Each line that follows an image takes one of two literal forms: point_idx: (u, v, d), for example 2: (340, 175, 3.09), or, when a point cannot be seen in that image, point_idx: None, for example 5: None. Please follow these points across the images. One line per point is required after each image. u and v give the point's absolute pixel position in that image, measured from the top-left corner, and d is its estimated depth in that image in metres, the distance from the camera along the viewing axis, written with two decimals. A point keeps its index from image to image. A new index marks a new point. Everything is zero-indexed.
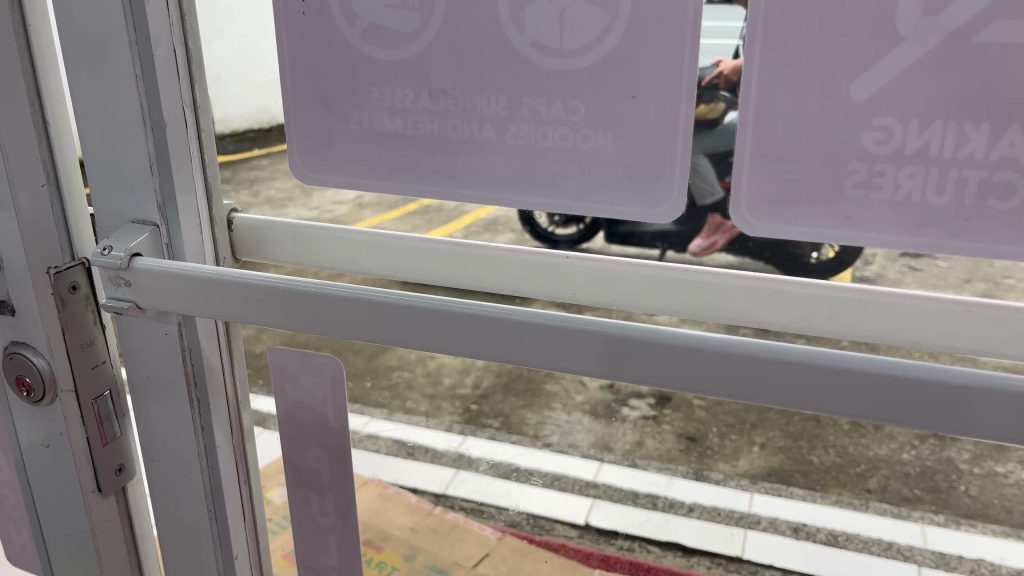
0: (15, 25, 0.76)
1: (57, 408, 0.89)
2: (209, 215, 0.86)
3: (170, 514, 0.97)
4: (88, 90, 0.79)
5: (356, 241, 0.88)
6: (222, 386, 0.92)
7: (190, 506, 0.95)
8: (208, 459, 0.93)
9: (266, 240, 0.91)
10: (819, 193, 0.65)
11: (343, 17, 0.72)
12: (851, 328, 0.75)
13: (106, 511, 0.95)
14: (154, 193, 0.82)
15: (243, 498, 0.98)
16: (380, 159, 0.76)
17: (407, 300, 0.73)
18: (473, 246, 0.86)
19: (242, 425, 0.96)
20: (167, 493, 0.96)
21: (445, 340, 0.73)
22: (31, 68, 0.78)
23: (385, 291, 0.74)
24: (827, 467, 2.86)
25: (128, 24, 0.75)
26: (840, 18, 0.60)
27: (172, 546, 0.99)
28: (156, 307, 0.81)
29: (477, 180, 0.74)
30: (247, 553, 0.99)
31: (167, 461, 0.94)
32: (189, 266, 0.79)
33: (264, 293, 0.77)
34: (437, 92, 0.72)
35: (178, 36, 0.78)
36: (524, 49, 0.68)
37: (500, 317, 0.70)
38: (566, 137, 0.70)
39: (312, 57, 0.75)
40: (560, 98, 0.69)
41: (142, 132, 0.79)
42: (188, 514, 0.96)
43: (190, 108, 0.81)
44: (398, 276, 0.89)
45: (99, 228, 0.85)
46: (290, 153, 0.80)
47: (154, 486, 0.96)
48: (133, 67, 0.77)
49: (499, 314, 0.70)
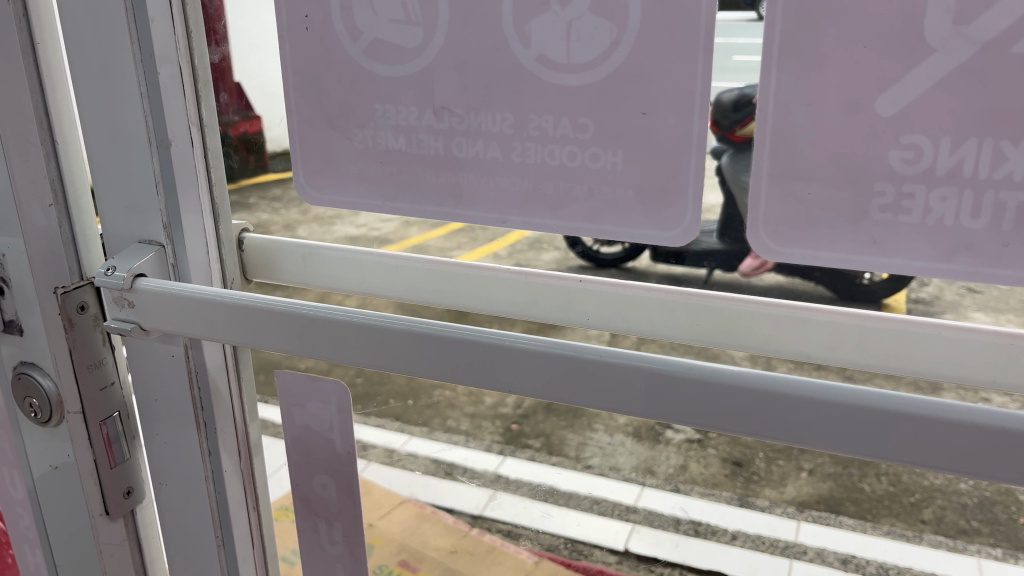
0: (23, 44, 0.76)
1: (63, 429, 0.88)
2: (216, 234, 0.85)
3: (178, 538, 0.95)
4: (95, 109, 0.79)
5: (365, 262, 0.86)
6: (229, 409, 0.90)
7: (197, 530, 0.93)
8: (215, 483, 0.91)
9: (275, 262, 0.88)
10: (843, 217, 0.61)
11: (346, 33, 0.70)
12: (882, 361, 0.70)
13: (114, 534, 0.93)
14: (160, 213, 0.81)
15: (252, 523, 0.95)
16: (385, 179, 0.74)
17: (410, 326, 0.70)
18: (483, 269, 0.82)
19: (251, 448, 0.94)
20: (176, 517, 0.94)
21: (448, 367, 0.70)
22: (39, 88, 0.78)
23: (387, 315, 0.72)
24: (879, 495, 2.75)
25: (134, 43, 0.75)
26: (863, 27, 0.55)
27: (182, 571, 0.97)
28: (158, 328, 0.80)
29: (483, 200, 0.71)
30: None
31: (175, 484, 0.92)
32: (192, 288, 0.78)
33: (264, 316, 0.75)
34: (441, 109, 0.69)
35: (184, 54, 0.77)
36: (530, 64, 0.65)
37: (503, 345, 0.68)
38: (574, 156, 0.67)
39: (315, 74, 0.73)
40: (568, 115, 0.66)
41: (148, 151, 0.78)
42: (196, 539, 0.94)
43: (196, 127, 0.80)
44: (407, 298, 0.86)
45: (108, 248, 0.85)
46: (295, 173, 0.78)
47: (163, 510, 0.95)
48: (138, 85, 0.76)
49: (503, 341, 0.68)
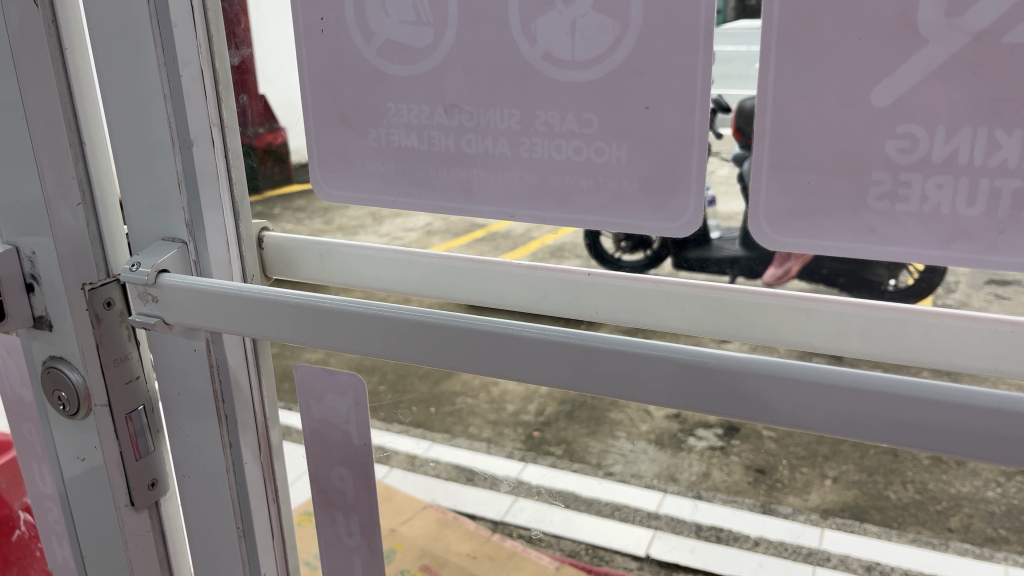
0: (53, 50, 0.80)
1: (90, 422, 0.91)
2: (236, 232, 0.88)
3: (200, 531, 0.98)
4: (120, 111, 0.82)
5: (380, 258, 0.88)
6: (249, 403, 0.93)
7: (219, 523, 0.96)
8: (236, 475, 0.93)
9: (294, 259, 0.91)
10: (842, 206, 0.62)
11: (359, 34, 0.73)
12: (884, 349, 0.71)
13: (139, 525, 0.96)
14: (182, 211, 0.84)
15: (272, 516, 0.98)
16: (397, 175, 0.76)
17: (422, 316, 0.73)
18: (494, 264, 0.84)
19: (271, 442, 0.96)
20: (198, 510, 0.97)
21: (460, 357, 0.72)
22: (68, 92, 0.82)
23: (401, 306, 0.74)
24: (905, 503, 2.73)
25: (157, 47, 0.78)
26: (858, 20, 0.57)
27: (204, 562, 0.99)
28: (182, 322, 0.83)
29: (493, 195, 0.73)
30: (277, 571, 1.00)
31: (198, 477, 0.95)
32: (213, 282, 0.80)
33: (283, 309, 0.78)
34: (451, 107, 0.72)
35: (205, 58, 0.80)
36: (536, 61, 0.67)
37: (513, 334, 0.70)
38: (580, 151, 0.69)
39: (330, 74, 0.75)
40: (573, 111, 0.68)
41: (171, 151, 0.81)
42: (218, 532, 0.96)
43: (217, 127, 0.83)
44: (421, 294, 0.88)
45: (133, 246, 0.88)
46: (312, 172, 0.80)
47: (185, 502, 0.97)
48: (161, 88, 0.79)
49: (513, 330, 0.70)
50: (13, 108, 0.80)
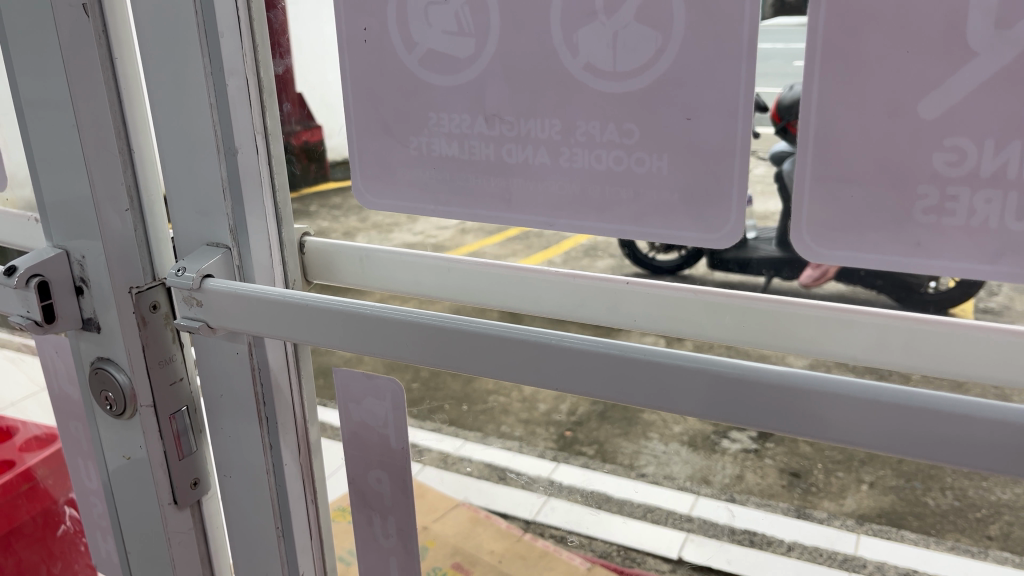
0: (103, 58, 0.82)
1: (136, 421, 0.93)
2: (279, 237, 0.89)
3: (240, 529, 1.00)
4: (168, 119, 0.84)
5: (418, 264, 0.89)
6: (290, 405, 0.94)
7: (258, 522, 0.97)
8: (276, 476, 0.95)
9: (336, 264, 0.92)
10: (886, 219, 0.61)
11: (402, 44, 0.73)
12: (927, 363, 0.70)
13: (182, 523, 0.98)
14: (226, 216, 0.85)
15: (311, 516, 0.99)
16: (438, 183, 0.77)
17: (461, 324, 0.73)
18: (532, 271, 0.85)
19: (310, 444, 0.98)
20: (238, 508, 0.99)
21: (499, 364, 0.73)
22: (118, 100, 0.84)
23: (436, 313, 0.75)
24: (943, 510, 2.69)
25: (205, 56, 0.79)
26: (904, 31, 0.56)
27: (244, 560, 1.01)
28: (225, 326, 0.84)
29: (533, 204, 0.73)
30: (314, 571, 1.01)
31: (238, 477, 0.97)
32: (255, 288, 0.82)
33: (323, 315, 0.79)
34: (492, 117, 0.72)
35: (251, 67, 0.81)
36: (578, 72, 0.67)
37: (551, 343, 0.70)
38: (620, 161, 0.69)
39: (373, 83, 0.76)
40: (614, 121, 0.68)
41: (216, 159, 0.83)
42: (257, 531, 0.98)
43: (261, 134, 0.84)
44: (458, 300, 0.89)
45: (179, 249, 0.89)
46: (354, 179, 0.82)
47: (226, 501, 0.99)
48: (208, 97, 0.80)
49: (550, 339, 0.70)
50: (64, 116, 0.83)
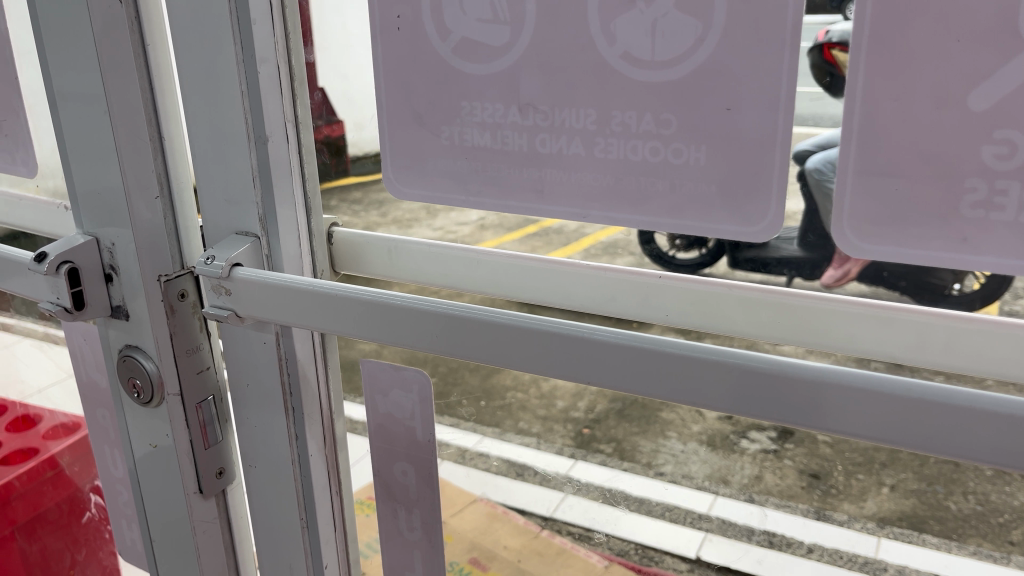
0: (134, 45, 0.82)
1: (163, 410, 0.93)
2: (308, 227, 0.89)
3: (264, 520, 1.00)
4: (198, 106, 0.83)
5: (447, 256, 0.88)
6: (316, 397, 0.93)
7: (282, 513, 0.97)
8: (301, 467, 0.95)
9: (365, 255, 0.91)
10: (932, 214, 0.60)
11: (436, 32, 0.73)
12: (968, 362, 0.69)
13: (206, 512, 0.98)
14: (256, 205, 0.85)
15: (335, 508, 0.99)
16: (469, 174, 0.76)
17: (490, 316, 0.73)
18: (562, 264, 0.84)
19: (335, 436, 0.97)
20: (262, 499, 0.98)
21: (528, 357, 0.72)
22: (149, 87, 0.84)
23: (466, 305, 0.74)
24: (965, 515, 2.65)
25: (237, 44, 0.79)
26: (955, 20, 0.55)
27: (267, 551, 1.01)
28: (253, 315, 0.84)
29: (565, 195, 0.72)
30: (337, 563, 1.01)
31: (263, 467, 0.96)
32: (284, 277, 0.82)
33: (351, 305, 0.78)
34: (526, 107, 0.71)
35: (282, 55, 0.81)
36: (614, 61, 0.66)
37: (581, 336, 0.69)
38: (656, 151, 0.67)
39: (405, 72, 0.75)
40: (650, 111, 0.66)
41: (246, 147, 0.82)
42: (281, 522, 0.98)
43: (291, 123, 0.84)
44: (486, 293, 0.88)
45: (208, 237, 0.89)
46: (383, 169, 0.81)
47: (250, 491, 0.99)
48: (239, 84, 0.80)
49: (580, 332, 0.69)
50: (95, 103, 0.83)
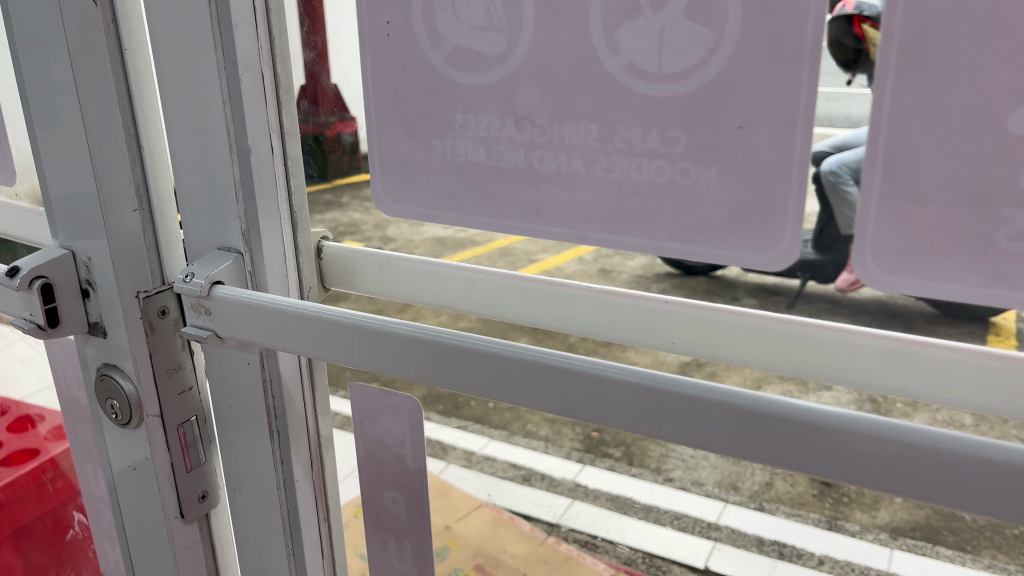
0: (111, 49, 0.77)
1: (142, 432, 0.88)
2: (294, 241, 0.84)
3: (250, 546, 0.95)
4: (180, 114, 0.79)
5: (441, 273, 0.83)
6: (302, 421, 0.89)
7: (269, 540, 0.93)
8: (287, 492, 0.90)
9: (358, 270, 0.86)
10: (962, 246, 0.54)
11: (427, 39, 0.68)
12: (1000, 404, 0.63)
13: (189, 536, 0.94)
14: (239, 219, 0.80)
15: (323, 534, 0.94)
16: (462, 191, 0.71)
17: (474, 345, 0.67)
18: (561, 286, 0.79)
19: (323, 458, 0.93)
20: (247, 523, 0.94)
21: (518, 391, 0.66)
22: (127, 93, 0.79)
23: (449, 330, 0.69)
24: (981, 526, 2.58)
25: (218, 50, 0.74)
26: (991, 30, 0.49)
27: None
28: (235, 336, 0.79)
29: (564, 215, 0.67)
30: None
31: (247, 491, 0.92)
32: (265, 296, 0.77)
33: (337, 330, 0.73)
34: (523, 121, 0.66)
35: (266, 62, 0.76)
36: (618, 73, 0.61)
37: (576, 369, 0.63)
38: (663, 171, 0.62)
39: (396, 82, 0.71)
40: (657, 128, 0.61)
41: (229, 158, 0.78)
42: (268, 548, 0.93)
43: (277, 133, 0.79)
44: (482, 315, 0.83)
45: (191, 252, 0.85)
46: (373, 183, 0.76)
47: (234, 515, 0.95)
48: (222, 91, 0.75)
49: (575, 366, 0.63)
50: (69, 110, 0.78)
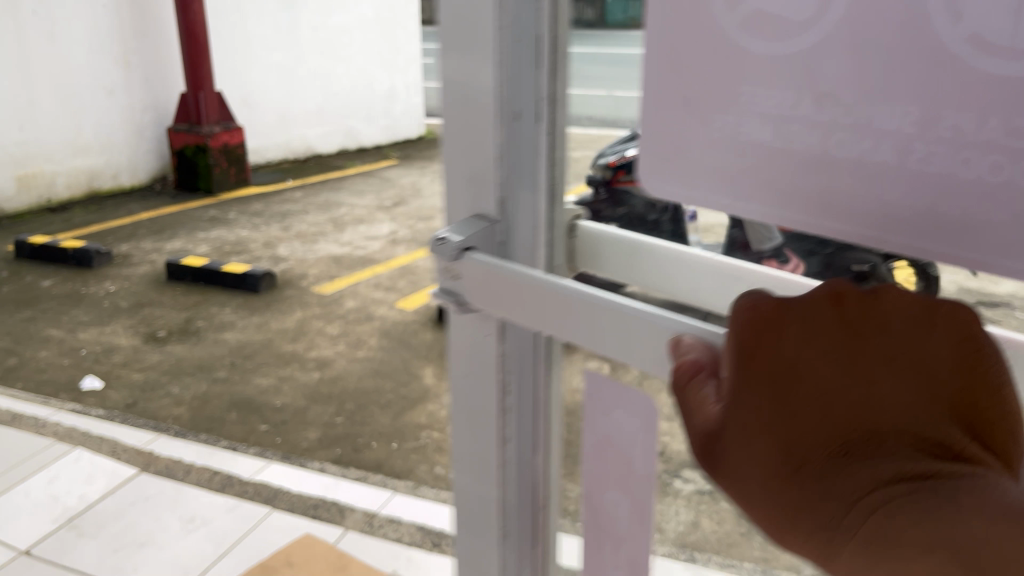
0: (491, 43, 1.51)
1: (451, 329, 1.76)
2: (544, 222, 1.68)
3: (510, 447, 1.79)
4: (507, 84, 1.55)
5: (675, 262, 1.63)
6: (523, 355, 1.73)
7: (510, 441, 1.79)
8: (512, 397, 1.75)
9: (613, 251, 1.75)
10: None
11: (752, 28, 1.07)
12: None
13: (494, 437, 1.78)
14: (497, 185, 1.62)
15: (534, 424, 1.80)
16: (805, 168, 1.07)
17: (591, 297, 1.29)
18: (723, 267, 1.55)
19: (550, 380, 1.80)
20: (516, 425, 1.78)
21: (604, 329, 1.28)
22: (493, 89, 1.56)
23: (684, 341, 1.11)
24: None
25: (522, 80, 1.56)
26: None
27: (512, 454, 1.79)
28: (474, 286, 1.55)
29: (889, 198, 1.00)
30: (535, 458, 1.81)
31: (508, 400, 1.75)
32: (513, 267, 1.45)
33: (548, 285, 1.36)
34: (824, 97, 1.02)
35: (539, 65, 1.55)
36: (959, 44, 0.90)
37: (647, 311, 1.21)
38: (996, 168, 0.91)
39: (735, 65, 1.10)
40: (988, 119, 0.90)
41: (498, 133, 1.59)
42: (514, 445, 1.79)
43: (542, 102, 1.58)
44: (684, 278, 1.63)
45: (465, 220, 1.64)
46: (654, 168, 1.26)
47: (507, 419, 1.77)
48: (525, 87, 1.56)
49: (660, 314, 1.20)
50: (476, 93, 1.58)
